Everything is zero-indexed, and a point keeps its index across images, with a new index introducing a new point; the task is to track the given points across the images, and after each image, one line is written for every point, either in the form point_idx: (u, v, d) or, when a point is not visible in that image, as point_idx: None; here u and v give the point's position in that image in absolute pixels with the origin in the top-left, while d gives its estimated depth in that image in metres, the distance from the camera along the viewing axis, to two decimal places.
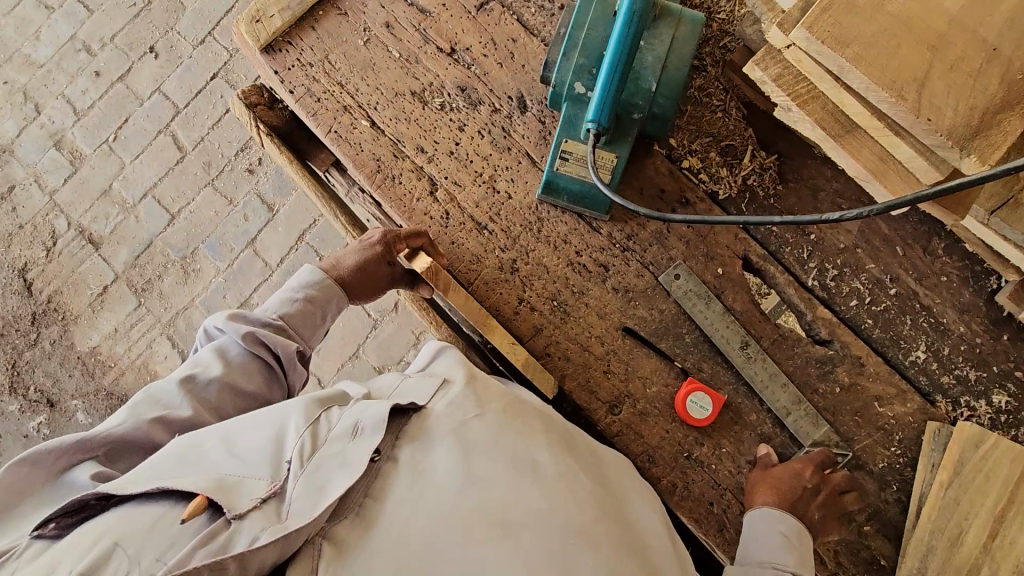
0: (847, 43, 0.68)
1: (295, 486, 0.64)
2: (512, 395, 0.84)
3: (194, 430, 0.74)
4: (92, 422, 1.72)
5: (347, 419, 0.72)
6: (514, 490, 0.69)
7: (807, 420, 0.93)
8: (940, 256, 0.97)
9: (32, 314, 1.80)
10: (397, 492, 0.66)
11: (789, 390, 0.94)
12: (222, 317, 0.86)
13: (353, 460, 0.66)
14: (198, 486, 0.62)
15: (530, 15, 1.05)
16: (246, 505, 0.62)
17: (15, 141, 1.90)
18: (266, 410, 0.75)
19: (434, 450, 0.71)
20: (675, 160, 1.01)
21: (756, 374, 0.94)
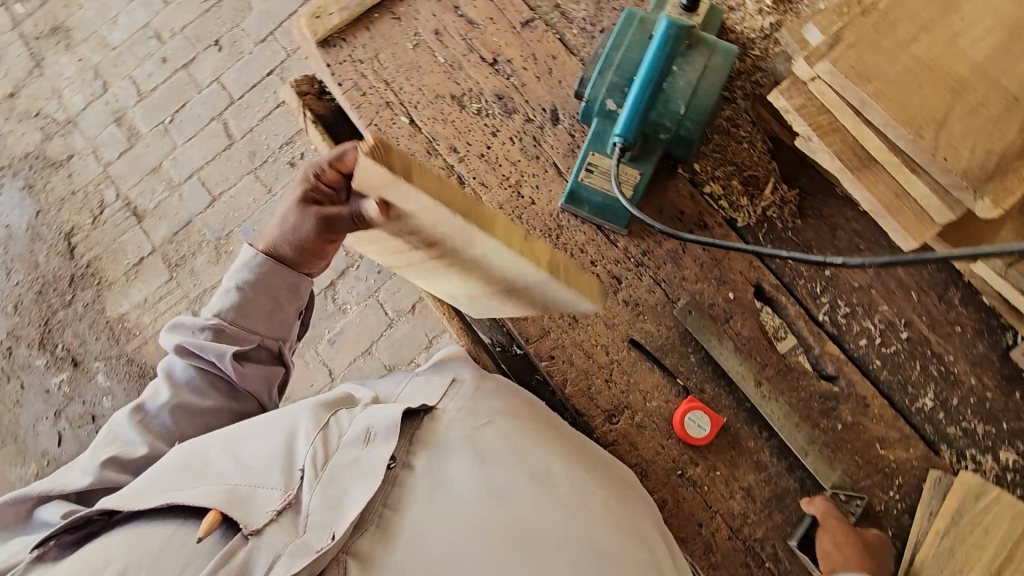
0: (870, 80, 0.78)
1: (313, 500, 0.70)
2: (523, 398, 0.87)
3: (198, 441, 0.80)
4: (111, 385, 1.79)
5: (358, 425, 0.77)
6: (531, 503, 0.73)
7: (825, 463, 0.92)
8: (956, 306, 0.96)
9: (71, 276, 1.89)
10: (420, 504, 0.71)
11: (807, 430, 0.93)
12: (169, 330, 0.94)
13: (368, 470, 0.72)
14: (212, 502, 0.68)
15: (572, 35, 1.11)
16: (263, 519, 0.68)
17: (80, 114, 2.02)
18: (274, 420, 0.81)
19: (451, 462, 0.75)
20: (698, 184, 1.03)
21: (772, 410, 0.94)
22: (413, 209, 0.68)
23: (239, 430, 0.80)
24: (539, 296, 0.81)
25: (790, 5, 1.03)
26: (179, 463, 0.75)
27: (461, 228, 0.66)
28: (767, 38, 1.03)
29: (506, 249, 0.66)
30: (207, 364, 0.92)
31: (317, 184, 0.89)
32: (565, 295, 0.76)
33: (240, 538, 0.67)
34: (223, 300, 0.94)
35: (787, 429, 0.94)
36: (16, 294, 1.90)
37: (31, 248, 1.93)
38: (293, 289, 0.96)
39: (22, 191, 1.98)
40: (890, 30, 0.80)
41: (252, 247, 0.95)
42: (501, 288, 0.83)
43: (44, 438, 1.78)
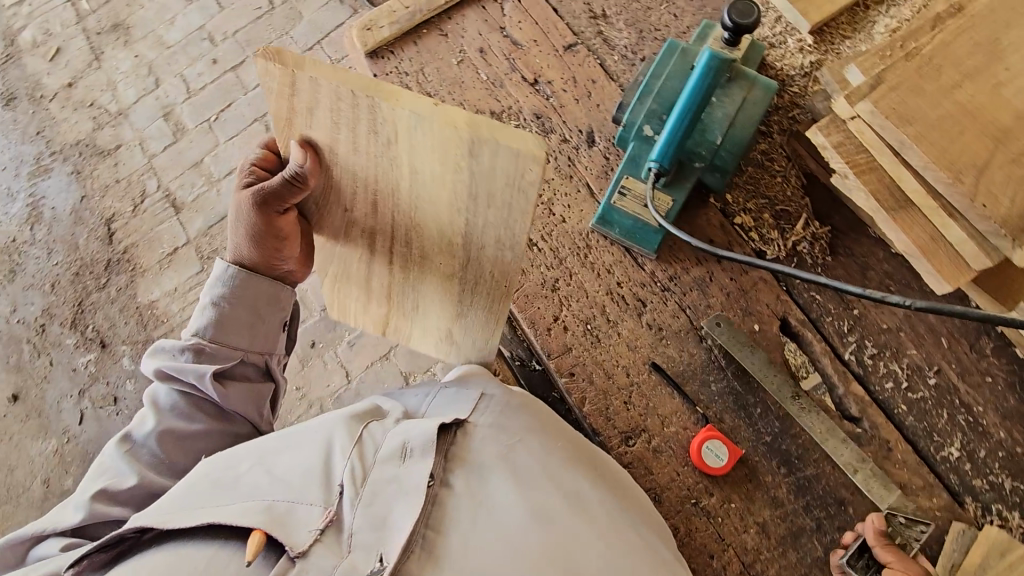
0: (911, 122, 0.79)
1: (355, 520, 0.67)
2: (552, 418, 0.83)
3: (228, 457, 0.76)
4: (135, 368, 1.83)
5: (393, 440, 0.73)
6: (576, 532, 0.68)
7: (879, 484, 0.90)
8: (987, 355, 0.95)
9: (107, 260, 1.94)
10: (462, 530, 0.66)
11: (854, 451, 0.92)
12: (148, 356, 0.94)
13: (409, 488, 0.68)
14: (253, 521, 0.65)
15: (613, 61, 1.13)
16: (306, 540, 0.64)
17: (131, 107, 2.07)
18: (306, 433, 0.77)
19: (488, 483, 0.71)
20: (729, 215, 1.03)
21: (812, 424, 0.93)
22: (320, 125, 0.79)
23: (273, 445, 0.76)
24: (489, 210, 0.77)
25: (832, 45, 1.04)
26: (214, 479, 0.72)
27: (371, 107, 0.72)
28: (807, 76, 1.04)
29: (415, 113, 0.69)
30: (191, 387, 0.91)
31: (252, 172, 0.90)
32: (504, 176, 0.71)
33: (286, 561, 0.64)
34: (200, 319, 0.94)
35: (834, 447, 0.92)
36: (54, 274, 1.94)
37: (72, 231, 1.97)
38: (269, 298, 0.98)
39: (70, 175, 2.02)
40: (934, 75, 0.81)
41: (222, 261, 0.95)
42: (458, 220, 0.81)
43: (67, 416, 1.82)
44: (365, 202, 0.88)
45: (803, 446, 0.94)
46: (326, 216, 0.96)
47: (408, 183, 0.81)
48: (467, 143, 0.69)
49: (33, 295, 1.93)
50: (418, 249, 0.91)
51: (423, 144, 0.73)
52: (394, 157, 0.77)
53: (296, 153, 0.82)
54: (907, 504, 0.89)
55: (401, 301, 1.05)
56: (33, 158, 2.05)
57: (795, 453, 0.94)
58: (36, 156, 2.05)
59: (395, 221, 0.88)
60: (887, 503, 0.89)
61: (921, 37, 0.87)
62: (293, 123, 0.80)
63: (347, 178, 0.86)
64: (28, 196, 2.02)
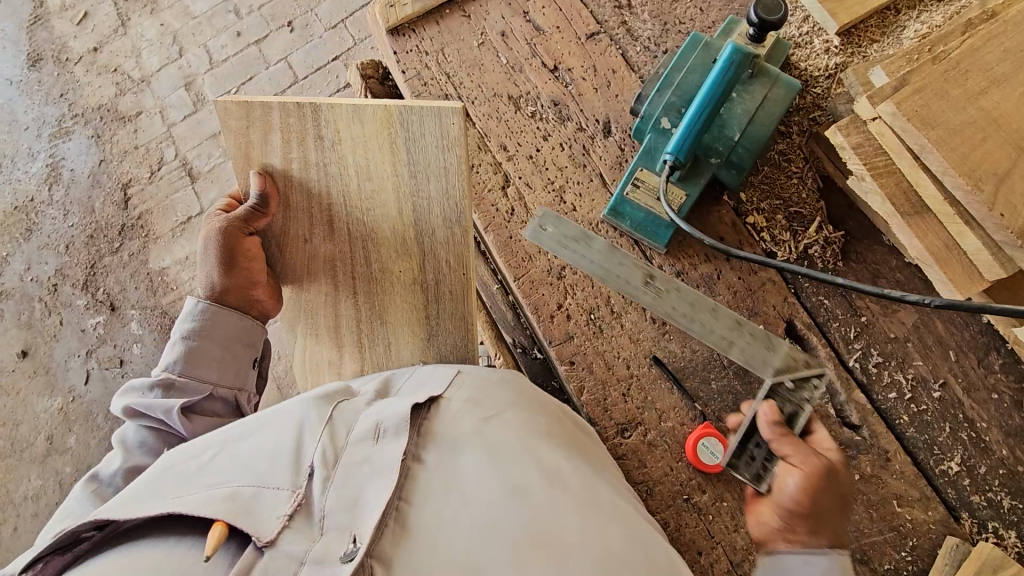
0: (933, 126, 0.78)
1: (328, 502, 0.62)
2: (533, 398, 0.80)
3: (187, 446, 0.71)
4: (143, 333, 1.86)
5: (365, 422, 0.70)
6: (555, 509, 0.63)
7: (760, 346, 0.97)
8: (995, 371, 0.93)
9: (121, 225, 1.96)
10: (434, 507, 0.62)
11: (733, 319, 0.98)
12: (115, 400, 0.87)
13: (383, 467, 0.65)
14: (215, 509, 0.58)
15: (635, 52, 1.12)
16: (275, 528, 0.58)
17: (154, 74, 2.08)
18: (275, 420, 0.73)
19: (461, 459, 0.67)
20: (741, 214, 1.03)
21: (685, 300, 1.00)
22: (275, 149, 0.92)
23: (236, 434, 0.72)
24: (431, 181, 0.89)
25: (860, 48, 1.02)
26: (174, 470, 0.67)
27: (316, 113, 0.90)
28: (830, 78, 1.02)
29: (353, 106, 0.88)
30: (160, 423, 0.84)
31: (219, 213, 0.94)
32: (433, 141, 0.86)
33: (253, 552, 0.57)
34: (169, 355, 0.90)
35: (713, 321, 0.98)
36: (69, 235, 1.96)
37: (89, 193, 1.99)
38: (241, 330, 0.94)
39: (90, 139, 2.04)
40: (960, 80, 0.79)
41: (191, 298, 0.94)
42: (406, 206, 0.91)
43: (73, 375, 1.85)
44: (322, 220, 0.95)
45: None
46: (288, 252, 0.98)
47: (356, 184, 0.91)
48: (399, 117, 0.86)
49: (48, 254, 1.95)
50: (378, 262, 0.95)
51: (364, 132, 0.88)
52: (341, 159, 0.91)
53: (255, 180, 0.92)
54: (792, 364, 0.94)
55: (373, 348, 0.99)
56: (55, 119, 2.07)
57: None
58: (57, 118, 2.07)
59: (352, 233, 0.94)
60: (769, 365, 0.95)
61: (951, 41, 0.87)
62: (252, 155, 0.94)
63: (301, 197, 0.95)
64: (48, 156, 2.04)
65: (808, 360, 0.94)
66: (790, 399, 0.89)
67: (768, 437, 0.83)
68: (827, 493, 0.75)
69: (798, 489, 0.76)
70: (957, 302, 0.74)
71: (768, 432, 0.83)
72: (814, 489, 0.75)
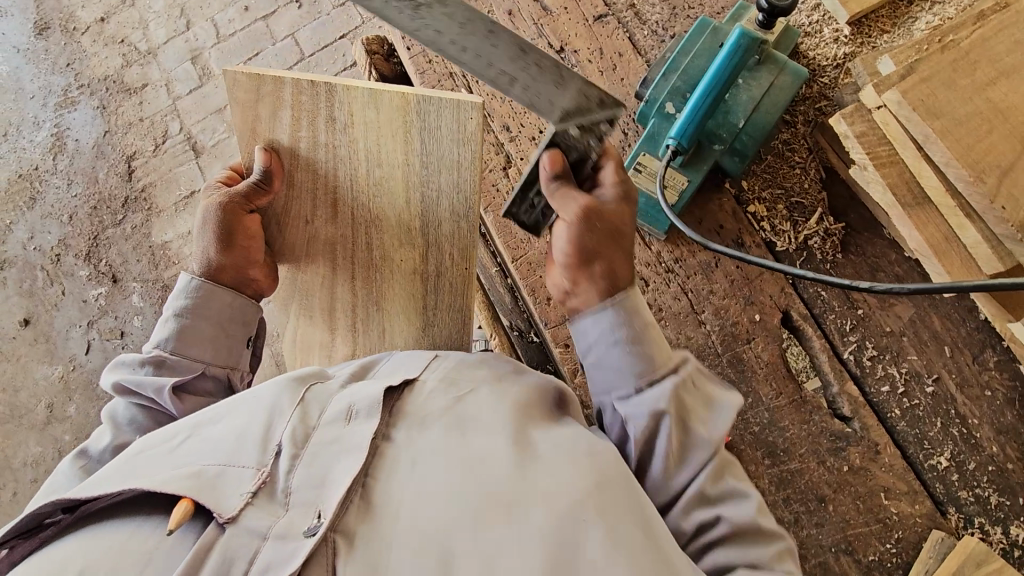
0: (938, 116, 0.78)
1: (294, 480, 0.63)
2: (512, 373, 0.80)
3: (160, 430, 0.72)
4: (143, 306, 1.87)
5: (338, 405, 0.71)
6: (514, 474, 0.64)
7: (549, 80, 0.69)
8: (989, 368, 0.93)
9: (125, 197, 1.96)
10: (399, 481, 0.64)
11: (515, 42, 0.68)
12: (106, 374, 0.87)
13: (352, 446, 0.66)
14: (177, 488, 0.59)
15: (642, 36, 1.11)
16: (237, 505, 0.59)
17: (160, 47, 2.07)
18: (247, 401, 0.73)
19: (429, 434, 0.68)
20: (742, 202, 1.02)
21: (455, 22, 0.67)
22: (284, 126, 0.91)
23: (208, 416, 0.72)
24: (442, 173, 0.89)
25: (869, 38, 1.00)
26: (142, 452, 0.68)
27: (330, 94, 0.89)
28: (839, 67, 1.01)
29: (370, 90, 0.88)
30: (151, 401, 0.83)
31: (217, 187, 0.92)
32: (449, 135, 0.87)
33: (214, 528, 0.58)
34: (161, 332, 0.88)
35: (493, 52, 0.68)
36: (72, 206, 1.97)
37: (93, 164, 1.99)
38: (236, 311, 0.91)
39: (95, 110, 2.03)
40: (969, 69, 0.80)
41: (185, 273, 0.91)
42: (416, 199, 0.91)
43: (74, 344, 1.87)
44: (325, 203, 0.94)
45: (790, 440, 0.94)
46: (287, 233, 0.97)
47: (364, 169, 0.91)
48: (417, 106, 0.87)
49: (51, 224, 1.96)
50: (379, 249, 0.95)
51: (377, 119, 0.89)
52: (352, 142, 0.90)
53: (261, 156, 0.91)
54: (581, 104, 0.70)
55: (367, 333, 0.99)
56: (61, 88, 2.06)
57: (782, 446, 0.94)
58: (64, 87, 2.06)
59: (355, 218, 0.94)
60: (558, 106, 0.70)
61: (961, 32, 0.86)
62: (258, 130, 0.92)
63: (306, 177, 0.94)
64: (53, 126, 2.04)
65: (603, 98, 0.70)
66: (578, 144, 0.74)
67: (548, 190, 0.77)
68: (597, 228, 0.75)
69: (573, 241, 0.76)
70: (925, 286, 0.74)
71: (550, 182, 0.76)
72: (584, 231, 0.75)
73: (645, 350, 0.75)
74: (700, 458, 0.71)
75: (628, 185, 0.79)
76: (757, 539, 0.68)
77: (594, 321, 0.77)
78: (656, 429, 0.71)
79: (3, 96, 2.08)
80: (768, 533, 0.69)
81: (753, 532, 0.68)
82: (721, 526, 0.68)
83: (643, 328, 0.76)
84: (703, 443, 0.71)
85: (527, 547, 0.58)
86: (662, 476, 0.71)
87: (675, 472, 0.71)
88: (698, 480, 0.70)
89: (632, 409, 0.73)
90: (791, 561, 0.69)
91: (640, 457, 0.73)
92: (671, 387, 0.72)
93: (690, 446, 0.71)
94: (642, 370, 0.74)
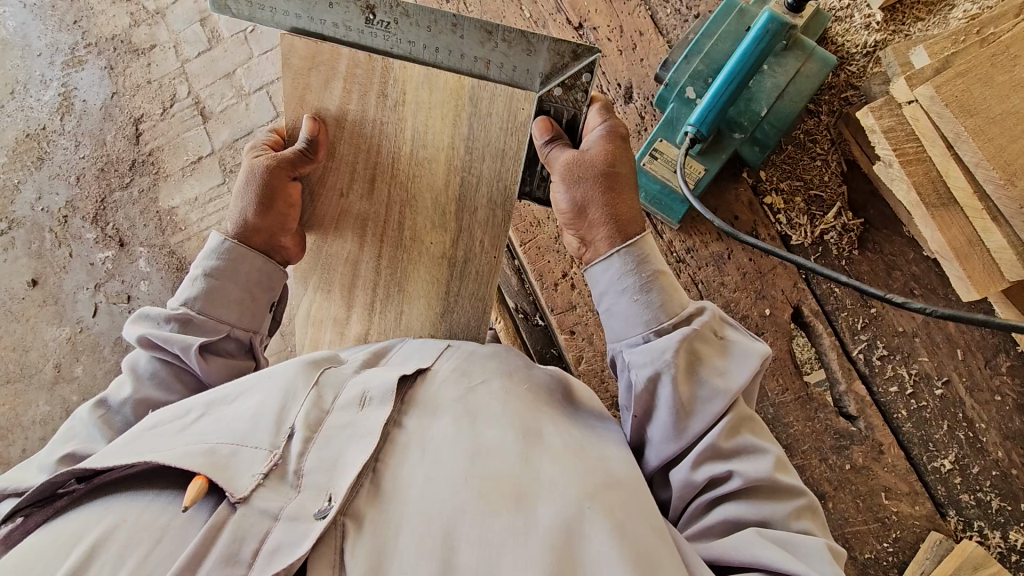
0: (971, 114, 0.77)
1: (305, 463, 0.64)
2: (522, 366, 0.81)
3: (171, 406, 0.73)
4: (150, 272, 1.88)
5: (352, 390, 0.72)
6: (524, 468, 0.65)
7: (520, 51, 0.80)
8: (1002, 373, 0.91)
9: (132, 160, 1.94)
10: (408, 465, 0.65)
11: (480, 28, 0.80)
12: (128, 327, 0.85)
13: (365, 432, 0.67)
14: (191, 465, 0.60)
15: (665, 14, 1.06)
16: (249, 485, 0.60)
17: (169, 7, 1.99)
18: (262, 381, 0.74)
19: (438, 423, 0.69)
20: (759, 193, 0.99)
21: (423, 30, 0.82)
22: (334, 96, 0.91)
23: (222, 393, 0.73)
24: (486, 160, 0.90)
25: (903, 26, 0.95)
26: (155, 428, 0.68)
27: (385, 70, 0.88)
28: (868, 56, 0.97)
29: (426, 70, 0.87)
30: (174, 357, 0.82)
31: (264, 149, 0.91)
32: (499, 123, 0.87)
33: (226, 508, 0.59)
34: (188, 289, 0.86)
35: (461, 43, 0.82)
36: (80, 167, 1.95)
37: (101, 125, 1.97)
38: (264, 275, 0.90)
39: (103, 70, 1.99)
40: (1008, 65, 0.77)
41: (217, 232, 0.89)
42: (455, 179, 0.91)
43: (82, 307, 1.88)
44: (364, 177, 0.94)
45: (793, 436, 0.94)
46: (320, 205, 0.96)
47: (409, 148, 0.92)
48: (470, 91, 0.87)
49: (59, 185, 1.95)
50: (410, 229, 0.94)
51: (429, 100, 0.89)
52: (400, 120, 0.91)
53: (308, 125, 0.90)
54: (557, 62, 0.79)
55: (384, 314, 0.97)
56: (68, 46, 2.02)
57: (785, 441, 0.94)
58: (71, 46, 2.02)
59: (391, 197, 0.94)
60: (535, 73, 0.81)
61: (1003, 23, 0.82)
62: (307, 98, 0.91)
63: (349, 149, 0.93)
64: (62, 85, 2.01)
65: (577, 49, 0.78)
66: (566, 104, 0.82)
67: (542, 152, 0.83)
68: (585, 176, 0.78)
69: (566, 195, 0.80)
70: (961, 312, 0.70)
71: (544, 147, 0.83)
72: (572, 183, 0.79)
73: (652, 300, 0.75)
74: (711, 409, 0.68)
75: (614, 125, 0.81)
76: (772, 493, 0.66)
77: (601, 273, 0.78)
78: (661, 380, 0.69)
79: (10, 53, 2.05)
80: (784, 488, 0.67)
81: (769, 486, 0.66)
82: (734, 480, 0.66)
83: (650, 276, 0.76)
84: (716, 394, 0.68)
85: (532, 537, 0.59)
86: (672, 428, 0.69)
87: (685, 424, 0.69)
88: (710, 431, 0.67)
89: (638, 359, 0.72)
90: (811, 519, 0.66)
91: (649, 409, 0.72)
92: (679, 337, 0.70)
93: (702, 399, 0.69)
94: (647, 318, 0.74)
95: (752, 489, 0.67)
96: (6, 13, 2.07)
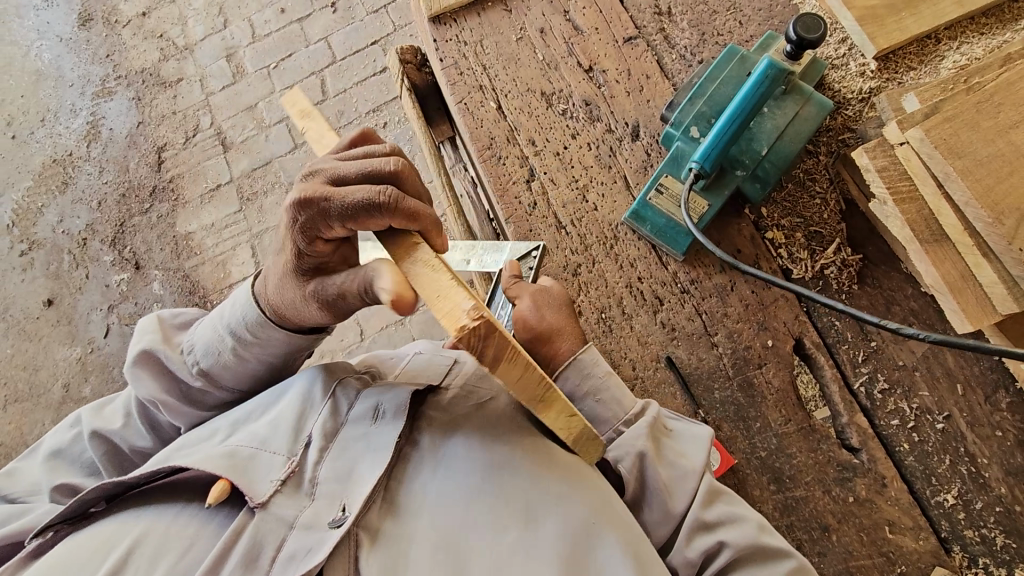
0: (958, 156, 0.82)
1: (321, 472, 0.69)
2: None
3: (196, 430, 0.79)
4: (163, 294, 1.90)
5: (366, 401, 0.74)
6: (530, 483, 0.68)
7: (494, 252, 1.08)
8: (1001, 408, 0.92)
9: (153, 187, 2.02)
10: (420, 479, 0.69)
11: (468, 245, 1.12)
12: (138, 374, 0.89)
13: (379, 446, 0.69)
14: (218, 470, 0.66)
15: (670, 60, 1.13)
16: (268, 490, 0.66)
17: (198, 44, 2.17)
18: (282, 393, 0.78)
19: (450, 439, 0.72)
20: (761, 228, 1.03)
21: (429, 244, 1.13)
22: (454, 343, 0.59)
23: (244, 413, 0.78)
24: None
25: (895, 74, 1.01)
26: (183, 449, 0.74)
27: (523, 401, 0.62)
28: (863, 102, 1.02)
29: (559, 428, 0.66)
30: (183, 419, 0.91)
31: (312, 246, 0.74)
32: None
33: (246, 515, 0.65)
34: (213, 359, 0.88)
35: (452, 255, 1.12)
36: (102, 192, 2.02)
37: (125, 153, 2.06)
38: (298, 348, 0.90)
39: (131, 101, 2.11)
40: (993, 112, 0.83)
41: (253, 307, 0.85)
42: None
43: (93, 327, 1.90)
44: None
45: (797, 467, 0.94)
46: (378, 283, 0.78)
47: None
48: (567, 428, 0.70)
49: (81, 209, 2.02)
50: None
51: None
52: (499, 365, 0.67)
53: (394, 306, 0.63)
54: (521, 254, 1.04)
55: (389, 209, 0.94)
56: (99, 79, 2.15)
57: (788, 472, 0.93)
58: (101, 78, 2.15)
59: None
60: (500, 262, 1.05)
61: (987, 74, 0.88)
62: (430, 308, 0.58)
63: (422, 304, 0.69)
64: (90, 114, 2.11)
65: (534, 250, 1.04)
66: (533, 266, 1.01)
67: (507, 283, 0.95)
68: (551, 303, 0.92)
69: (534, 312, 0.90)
70: (944, 337, 0.75)
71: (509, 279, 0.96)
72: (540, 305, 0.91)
73: (609, 401, 0.85)
74: (688, 485, 0.79)
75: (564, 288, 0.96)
76: (765, 559, 0.74)
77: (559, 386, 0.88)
78: (642, 465, 0.80)
79: (44, 83, 2.17)
80: (775, 552, 0.75)
81: (758, 553, 0.74)
82: (726, 550, 0.75)
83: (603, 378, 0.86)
84: (687, 471, 0.79)
85: (540, 546, 0.63)
86: (664, 506, 0.79)
87: (672, 498, 0.79)
88: (692, 506, 0.77)
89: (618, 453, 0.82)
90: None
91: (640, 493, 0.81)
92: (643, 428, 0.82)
93: (679, 478, 0.80)
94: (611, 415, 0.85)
95: (746, 559, 0.75)
96: (41, 47, 2.22)
